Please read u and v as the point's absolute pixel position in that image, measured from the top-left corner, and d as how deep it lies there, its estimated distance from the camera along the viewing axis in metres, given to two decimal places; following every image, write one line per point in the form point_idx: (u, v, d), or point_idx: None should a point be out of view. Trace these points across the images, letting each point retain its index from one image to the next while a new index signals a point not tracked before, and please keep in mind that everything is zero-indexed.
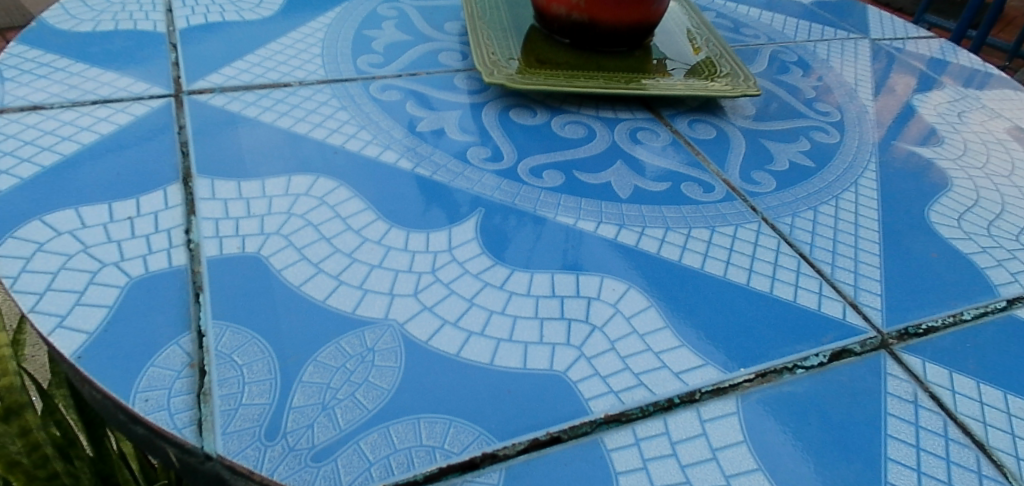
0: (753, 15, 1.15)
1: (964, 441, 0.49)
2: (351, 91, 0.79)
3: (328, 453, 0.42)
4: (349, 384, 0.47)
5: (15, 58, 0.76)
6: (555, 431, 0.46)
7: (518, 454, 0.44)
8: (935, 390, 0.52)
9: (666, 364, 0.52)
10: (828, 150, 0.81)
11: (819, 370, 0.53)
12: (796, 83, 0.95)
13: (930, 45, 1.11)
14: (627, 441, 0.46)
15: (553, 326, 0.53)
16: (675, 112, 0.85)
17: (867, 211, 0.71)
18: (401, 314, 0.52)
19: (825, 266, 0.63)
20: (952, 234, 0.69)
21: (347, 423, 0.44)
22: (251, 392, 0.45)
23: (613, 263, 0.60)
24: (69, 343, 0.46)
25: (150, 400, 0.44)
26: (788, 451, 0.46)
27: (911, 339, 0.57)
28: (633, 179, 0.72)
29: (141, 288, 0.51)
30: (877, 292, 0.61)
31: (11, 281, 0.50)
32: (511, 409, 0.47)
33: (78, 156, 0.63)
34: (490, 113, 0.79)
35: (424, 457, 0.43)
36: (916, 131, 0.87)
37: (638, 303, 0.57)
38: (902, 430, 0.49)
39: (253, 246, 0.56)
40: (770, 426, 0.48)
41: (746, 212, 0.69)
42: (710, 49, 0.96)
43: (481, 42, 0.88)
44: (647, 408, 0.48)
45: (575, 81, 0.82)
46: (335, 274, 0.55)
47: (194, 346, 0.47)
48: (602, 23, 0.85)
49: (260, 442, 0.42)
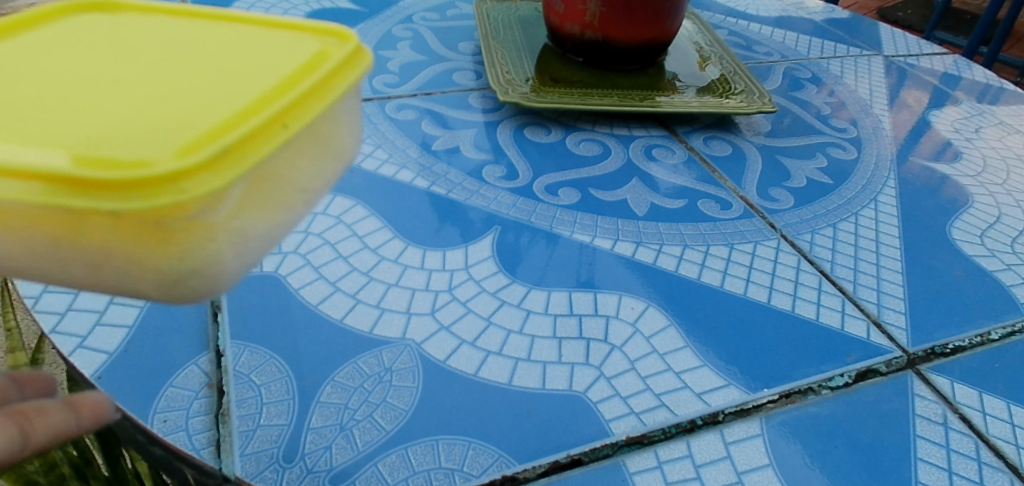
0: (765, 33, 1.15)
1: (997, 464, 0.47)
2: (367, 111, 0.80)
3: (347, 476, 0.42)
4: (367, 405, 0.46)
5: None
6: (576, 453, 0.45)
7: (539, 477, 0.43)
8: (964, 412, 0.51)
9: (688, 384, 0.51)
10: (846, 167, 0.80)
11: (845, 390, 0.52)
12: (810, 99, 0.95)
13: (944, 61, 1.11)
14: (650, 464, 0.45)
15: (572, 346, 0.52)
16: (690, 130, 0.85)
17: (887, 228, 0.70)
18: (419, 334, 0.52)
19: (846, 284, 0.62)
20: (975, 251, 0.68)
21: (365, 444, 0.44)
22: (269, 413, 0.45)
23: (631, 281, 0.60)
24: (89, 364, 0.46)
25: (168, 421, 0.43)
26: (815, 474, 0.45)
27: (938, 358, 0.56)
28: (649, 196, 0.72)
29: (160, 308, 0.51)
30: (901, 310, 0.60)
31: (32, 301, 0.50)
32: (531, 431, 0.46)
33: None
34: (505, 131, 0.79)
35: (444, 480, 0.42)
36: (934, 147, 0.86)
37: (658, 321, 0.56)
38: (933, 452, 0.48)
39: (270, 265, 0.56)
40: (796, 449, 0.47)
41: (765, 229, 0.68)
42: (723, 66, 0.96)
43: (496, 61, 0.88)
44: (669, 430, 0.47)
45: (589, 100, 0.82)
46: (352, 293, 0.55)
47: (212, 366, 0.47)
48: (615, 42, 0.85)
49: (278, 465, 0.42)
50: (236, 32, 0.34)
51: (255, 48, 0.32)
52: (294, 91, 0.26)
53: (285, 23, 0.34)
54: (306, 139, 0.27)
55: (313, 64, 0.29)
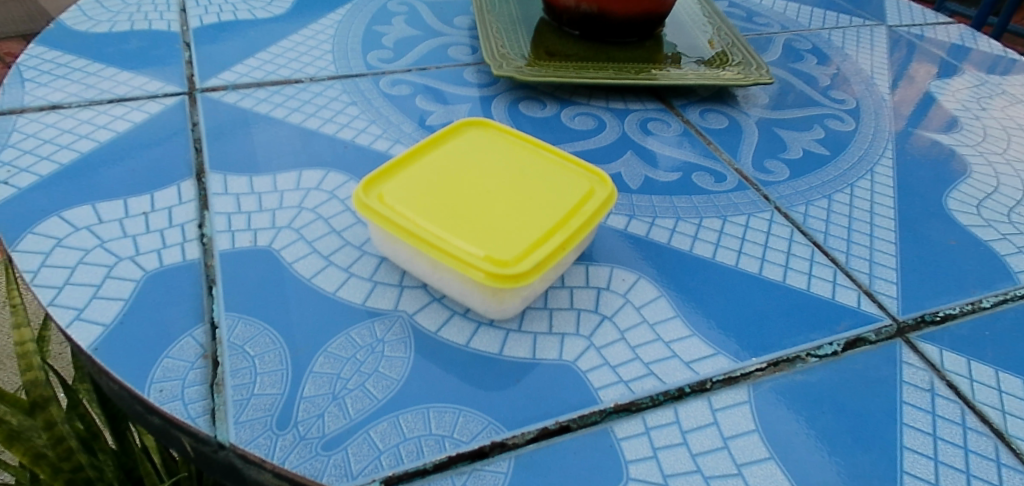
0: (766, 4, 1.14)
1: (982, 429, 0.48)
2: (362, 87, 0.80)
3: (338, 442, 0.43)
4: (359, 375, 0.47)
5: (34, 59, 0.78)
6: (564, 420, 0.46)
7: (527, 443, 0.44)
8: (952, 378, 0.51)
9: (676, 353, 0.51)
10: (843, 138, 0.80)
11: (833, 359, 0.52)
12: (811, 71, 0.94)
13: (950, 32, 1.09)
14: (637, 430, 0.46)
15: (563, 316, 0.53)
16: (687, 102, 0.84)
17: (883, 199, 0.70)
18: (411, 305, 0.52)
19: (839, 255, 0.62)
20: (971, 220, 0.68)
21: (357, 412, 0.45)
22: (263, 383, 0.46)
23: (624, 253, 0.60)
24: (86, 336, 0.47)
25: (164, 391, 0.45)
26: (800, 440, 0.46)
27: (928, 327, 0.56)
28: (644, 169, 0.72)
29: (156, 282, 0.52)
30: (893, 280, 0.60)
31: (30, 276, 0.51)
32: (520, 399, 0.47)
33: (94, 154, 0.64)
34: (500, 106, 0.79)
35: (434, 446, 0.43)
36: (936, 118, 0.85)
37: (648, 292, 0.56)
38: (919, 418, 0.48)
39: (264, 240, 0.57)
40: (783, 415, 0.48)
41: (759, 201, 0.68)
42: (721, 37, 0.95)
43: (490, 35, 0.88)
44: (657, 397, 0.48)
45: (584, 73, 0.82)
46: (345, 266, 0.55)
47: (207, 338, 0.48)
48: (611, 14, 0.85)
49: (271, 432, 0.43)
50: (547, 160, 0.60)
51: (557, 176, 0.58)
52: (568, 230, 0.52)
53: (572, 161, 0.59)
54: (577, 249, 0.55)
55: (590, 206, 0.54)
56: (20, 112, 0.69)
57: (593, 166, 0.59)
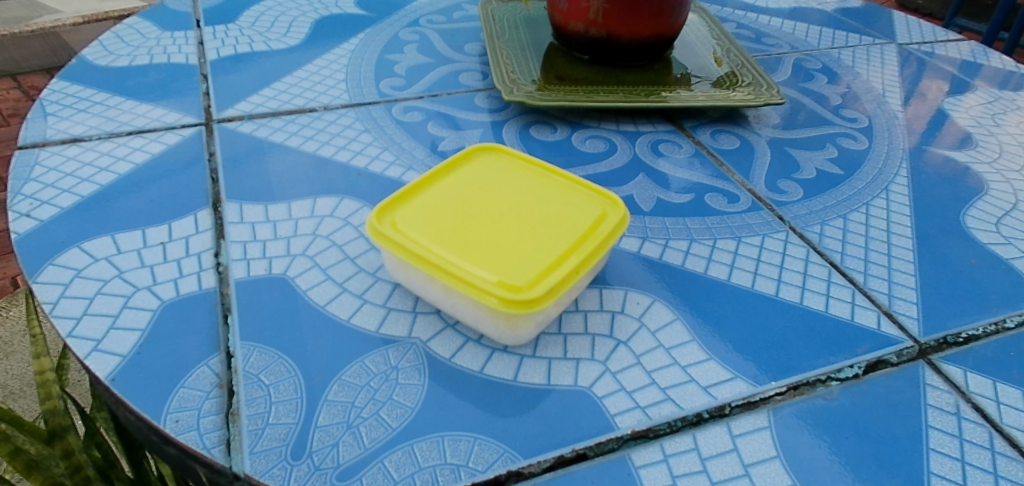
0: (774, 24, 1.14)
1: (1012, 454, 0.47)
2: (375, 114, 0.81)
3: (353, 472, 0.43)
4: (373, 403, 0.47)
5: (56, 94, 0.80)
6: (581, 448, 0.45)
7: (543, 472, 0.44)
8: (978, 401, 0.50)
9: (693, 378, 0.51)
10: (857, 158, 0.79)
11: (854, 382, 0.51)
12: (821, 90, 0.94)
13: (961, 48, 1.09)
14: (655, 457, 0.45)
15: (578, 342, 0.52)
16: (698, 124, 0.84)
17: (899, 218, 0.69)
18: (424, 332, 0.52)
19: (857, 275, 0.61)
20: (991, 238, 0.67)
21: (372, 441, 0.44)
22: (277, 412, 0.46)
23: (637, 277, 0.59)
24: (104, 366, 0.48)
25: (181, 421, 0.45)
26: (823, 466, 0.45)
27: (951, 348, 0.55)
28: (656, 191, 0.72)
29: (172, 312, 0.52)
30: (913, 300, 0.59)
31: (50, 306, 0.52)
32: (536, 425, 0.46)
33: (114, 186, 0.65)
34: (512, 130, 0.80)
35: (449, 475, 0.43)
36: (950, 136, 0.84)
37: (663, 315, 0.56)
38: (946, 443, 0.47)
39: (280, 268, 0.57)
40: (805, 440, 0.47)
41: (773, 221, 0.68)
42: (731, 59, 0.95)
43: (501, 62, 0.88)
44: (675, 423, 0.47)
45: (594, 96, 0.83)
46: (358, 293, 0.55)
47: (223, 367, 0.48)
48: (619, 38, 0.85)
49: (286, 462, 0.43)
50: (558, 185, 0.60)
51: (569, 200, 0.58)
52: (582, 253, 0.52)
53: (583, 184, 0.59)
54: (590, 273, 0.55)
55: (603, 229, 0.54)
56: (42, 145, 0.70)
57: (605, 190, 0.59)
